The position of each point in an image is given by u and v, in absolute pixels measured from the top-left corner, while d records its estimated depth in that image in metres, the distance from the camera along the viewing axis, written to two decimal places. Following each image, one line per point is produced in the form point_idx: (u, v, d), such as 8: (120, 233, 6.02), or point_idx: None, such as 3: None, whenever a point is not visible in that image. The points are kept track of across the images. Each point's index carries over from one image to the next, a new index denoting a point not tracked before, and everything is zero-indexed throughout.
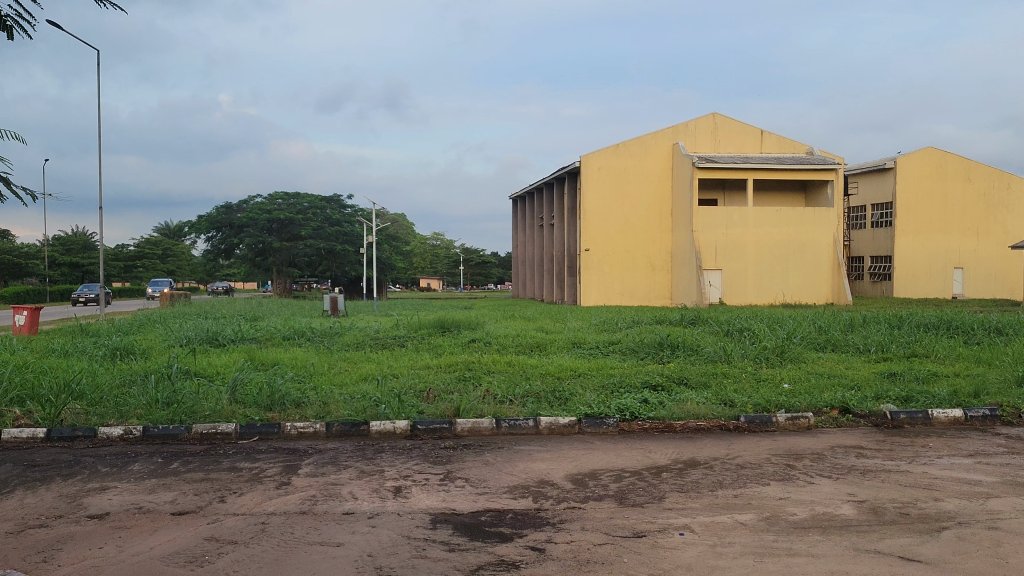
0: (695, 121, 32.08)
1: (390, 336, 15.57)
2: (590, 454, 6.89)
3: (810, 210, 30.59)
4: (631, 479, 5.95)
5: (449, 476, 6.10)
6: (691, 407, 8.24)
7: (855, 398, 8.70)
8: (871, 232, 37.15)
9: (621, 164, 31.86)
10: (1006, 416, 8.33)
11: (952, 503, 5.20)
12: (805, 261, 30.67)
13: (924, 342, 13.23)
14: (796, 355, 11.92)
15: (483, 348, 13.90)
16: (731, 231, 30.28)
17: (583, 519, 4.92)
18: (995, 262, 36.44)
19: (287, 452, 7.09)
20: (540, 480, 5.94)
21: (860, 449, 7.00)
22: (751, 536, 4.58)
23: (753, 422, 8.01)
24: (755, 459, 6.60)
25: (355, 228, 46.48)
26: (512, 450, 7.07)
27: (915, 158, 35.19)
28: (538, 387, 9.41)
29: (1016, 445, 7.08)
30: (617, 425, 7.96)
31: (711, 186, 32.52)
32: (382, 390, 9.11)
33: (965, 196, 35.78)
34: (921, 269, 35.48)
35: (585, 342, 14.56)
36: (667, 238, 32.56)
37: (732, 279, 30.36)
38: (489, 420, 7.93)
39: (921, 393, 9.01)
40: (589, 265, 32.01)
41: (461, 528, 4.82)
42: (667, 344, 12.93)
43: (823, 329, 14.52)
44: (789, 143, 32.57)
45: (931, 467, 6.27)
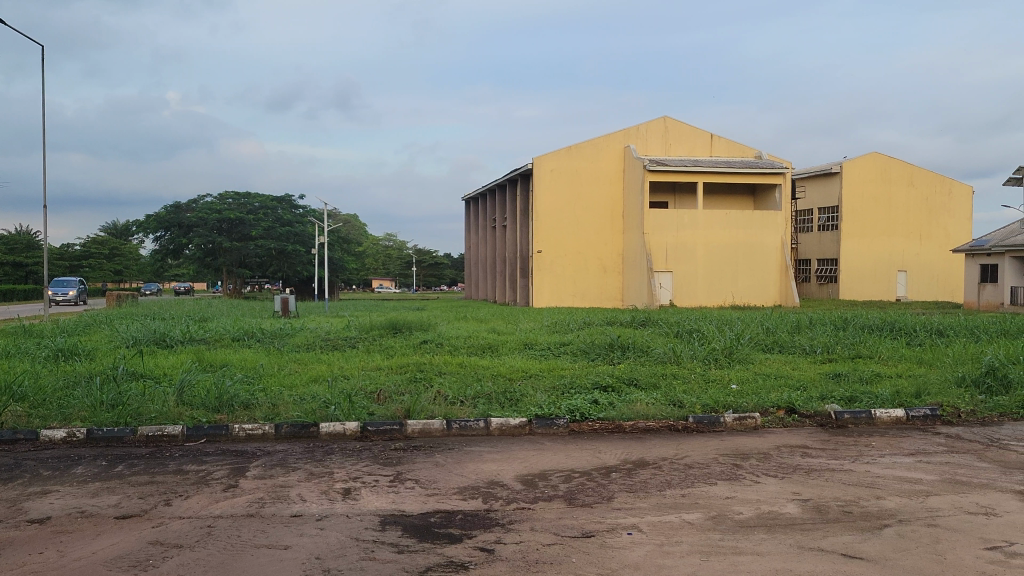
0: (647, 124, 32.36)
1: (341, 337, 15.45)
2: (540, 454, 6.91)
3: (758, 213, 30.99)
4: (580, 479, 5.99)
5: (399, 478, 6.08)
6: (641, 408, 8.32)
7: (801, 399, 8.84)
8: (818, 236, 37.72)
9: (574, 167, 31.98)
10: (946, 415, 8.54)
11: (893, 501, 5.31)
12: (754, 263, 31.07)
13: (867, 343, 13.50)
14: (743, 356, 12.08)
15: (435, 350, 13.87)
16: (681, 234, 30.55)
17: (533, 520, 4.94)
18: (937, 265, 37.26)
19: (235, 454, 7.01)
20: (491, 481, 5.95)
21: (805, 448, 7.12)
22: (699, 535, 4.64)
23: (702, 423, 8.10)
24: (702, 459, 6.68)
25: (307, 229, 46.09)
26: (463, 451, 7.07)
27: (861, 163, 35.82)
28: (489, 388, 9.42)
29: (954, 444, 7.25)
30: (567, 425, 8.01)
31: (662, 190, 32.82)
32: (333, 392, 9.06)
33: (909, 199, 36.55)
34: (866, 272, 36.10)
35: (536, 343, 14.64)
36: (618, 240, 32.79)
37: (682, 280, 30.61)
38: (440, 421, 7.91)
39: (865, 393, 9.19)
40: (541, 266, 32.08)
41: (410, 529, 4.81)
42: (618, 345, 13.03)
43: (771, 331, 14.74)
44: (738, 147, 33.00)
45: (873, 465, 6.39)
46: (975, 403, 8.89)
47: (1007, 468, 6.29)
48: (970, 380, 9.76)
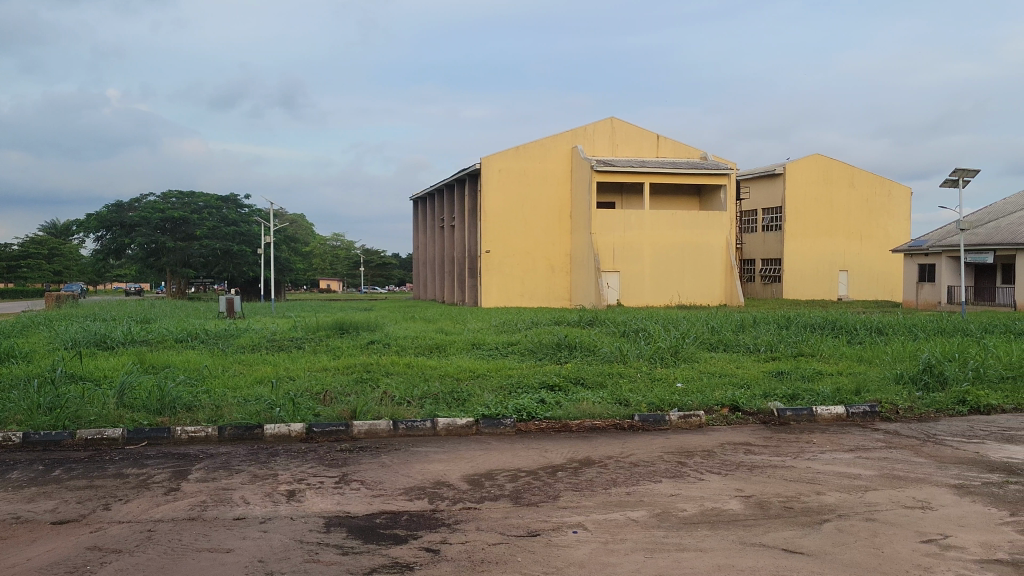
0: (594, 125, 32.54)
1: (287, 338, 15.27)
2: (487, 454, 6.91)
3: (704, 213, 31.33)
4: (527, 478, 5.99)
5: (344, 479, 6.04)
6: (587, 407, 8.36)
7: (744, 397, 8.94)
8: (762, 236, 38.24)
9: (521, 167, 32.01)
10: (885, 411, 8.71)
11: (833, 497, 5.40)
12: (699, 263, 31.42)
13: (809, 341, 13.70)
14: (688, 356, 12.19)
15: (382, 350, 13.75)
16: (628, 234, 30.75)
17: (479, 519, 4.93)
18: (877, 265, 38.02)
19: (177, 457, 6.90)
20: (437, 481, 5.93)
21: (748, 445, 7.20)
22: (642, 532, 4.67)
23: (647, 421, 8.17)
24: (647, 457, 6.73)
25: (253, 228, 45.51)
26: (410, 452, 7.04)
27: (804, 164, 36.40)
28: (436, 388, 9.38)
29: (892, 440, 7.40)
30: (514, 425, 8.01)
31: (609, 190, 33.03)
32: (278, 393, 8.95)
33: (849, 200, 37.25)
34: (809, 272, 36.64)
35: (484, 342, 14.63)
36: (566, 240, 32.93)
37: (629, 280, 30.82)
38: (386, 421, 7.87)
39: (807, 390, 9.32)
40: (490, 266, 32.07)
41: (356, 531, 4.77)
42: (566, 345, 13.07)
43: (716, 330, 14.89)
44: (683, 148, 33.35)
45: (814, 462, 6.49)
46: (913, 400, 9.07)
47: (942, 463, 6.44)
48: (908, 377, 9.97)
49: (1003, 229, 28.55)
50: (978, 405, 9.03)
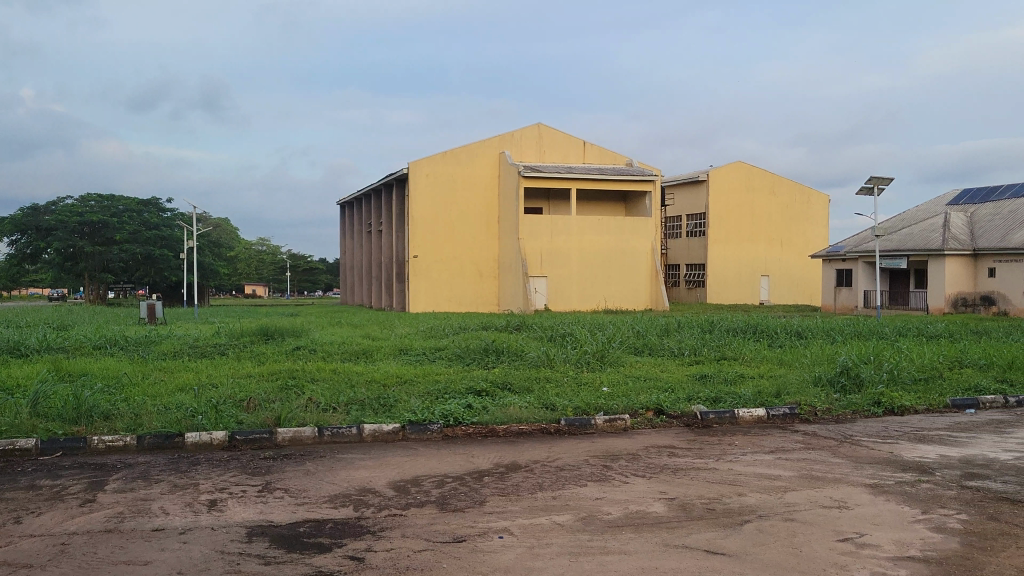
0: (521, 131, 32.69)
1: (209, 344, 15.02)
2: (413, 460, 6.87)
3: (630, 219, 31.69)
4: (453, 483, 5.98)
5: (267, 487, 5.94)
6: (514, 411, 8.38)
7: (668, 399, 9.07)
8: (687, 242, 38.83)
9: (449, 172, 31.94)
10: (804, 413, 8.93)
11: (754, 498, 5.50)
12: (625, 268, 31.77)
13: (731, 345, 13.96)
14: (614, 360, 12.31)
15: (308, 356, 13.58)
16: (555, 239, 30.91)
17: (404, 526, 4.90)
18: (797, 270, 38.89)
19: (93, 468, 6.70)
20: (362, 488, 5.87)
21: (671, 448, 7.30)
22: (568, 536, 4.69)
23: (574, 425, 8.22)
24: (573, 460, 6.78)
25: (176, 232, 44.56)
26: (336, 459, 6.96)
27: (727, 171, 37.12)
28: (362, 394, 9.30)
29: (811, 441, 7.57)
30: (441, 430, 7.99)
31: (536, 196, 33.20)
32: (199, 400, 8.78)
33: (770, 207, 38.09)
34: (732, 277, 37.31)
35: (411, 348, 14.56)
36: (494, 246, 32.98)
37: (557, 285, 30.98)
38: (311, 428, 7.77)
39: (728, 393, 9.49)
40: (418, 271, 31.89)
41: (278, 540, 4.69)
42: (493, 349, 13.10)
43: (641, 334, 15.06)
44: (610, 154, 33.72)
45: (736, 463, 6.61)
46: (830, 401, 9.31)
47: (858, 463, 6.61)
48: (826, 379, 10.22)
49: (916, 235, 29.49)
50: (892, 406, 9.31)
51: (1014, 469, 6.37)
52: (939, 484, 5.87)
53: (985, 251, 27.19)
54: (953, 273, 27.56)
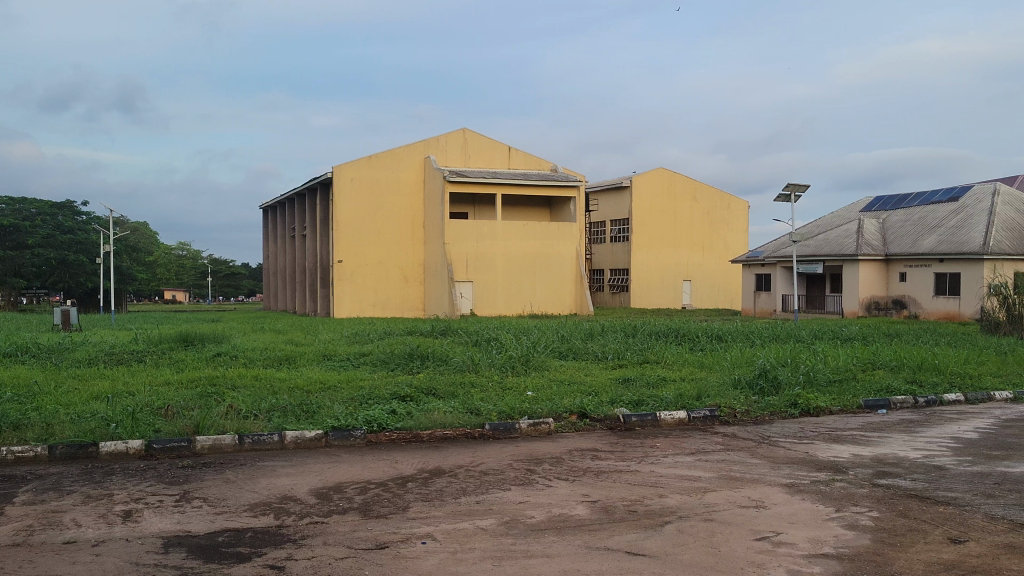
0: (446, 136, 32.66)
1: (126, 350, 14.65)
2: (336, 467, 6.78)
3: (554, 225, 31.89)
4: (376, 490, 5.94)
5: (185, 497, 5.80)
6: (439, 416, 8.35)
7: (592, 403, 9.13)
8: (611, 247, 39.23)
9: (374, 177, 31.71)
10: (723, 415, 9.08)
11: (675, 499, 5.58)
12: (550, 272, 31.95)
13: (654, 349, 14.14)
14: (539, 364, 12.37)
15: (229, 362, 13.34)
16: (481, 244, 30.93)
17: (326, 534, 4.84)
18: (718, 275, 39.60)
19: (2, 480, 6.47)
20: (283, 496, 5.78)
21: (595, 451, 7.35)
22: (491, 540, 4.69)
23: (497, 429, 8.22)
24: (497, 465, 6.78)
25: (92, 236, 43.32)
26: (256, 466, 6.85)
27: (649, 177, 37.63)
28: (284, 401, 9.17)
29: (730, 443, 7.70)
30: (364, 436, 7.92)
31: (461, 201, 33.19)
32: (114, 408, 8.54)
33: (692, 212, 38.73)
34: (655, 281, 37.80)
35: (335, 353, 14.41)
36: (419, 251, 32.86)
37: (482, 290, 30.98)
38: (231, 436, 7.63)
39: (651, 396, 9.61)
40: (342, 276, 31.55)
41: (196, 550, 4.60)
42: (418, 354, 13.03)
43: (566, 339, 15.17)
44: (534, 160, 33.91)
45: (657, 466, 6.69)
46: (749, 404, 9.50)
47: (775, 463, 6.76)
48: (745, 382, 10.41)
49: (831, 240, 30.29)
50: (809, 407, 9.53)
51: (923, 467, 6.58)
52: (852, 483, 6.03)
53: (896, 256, 28.04)
54: (866, 278, 28.38)
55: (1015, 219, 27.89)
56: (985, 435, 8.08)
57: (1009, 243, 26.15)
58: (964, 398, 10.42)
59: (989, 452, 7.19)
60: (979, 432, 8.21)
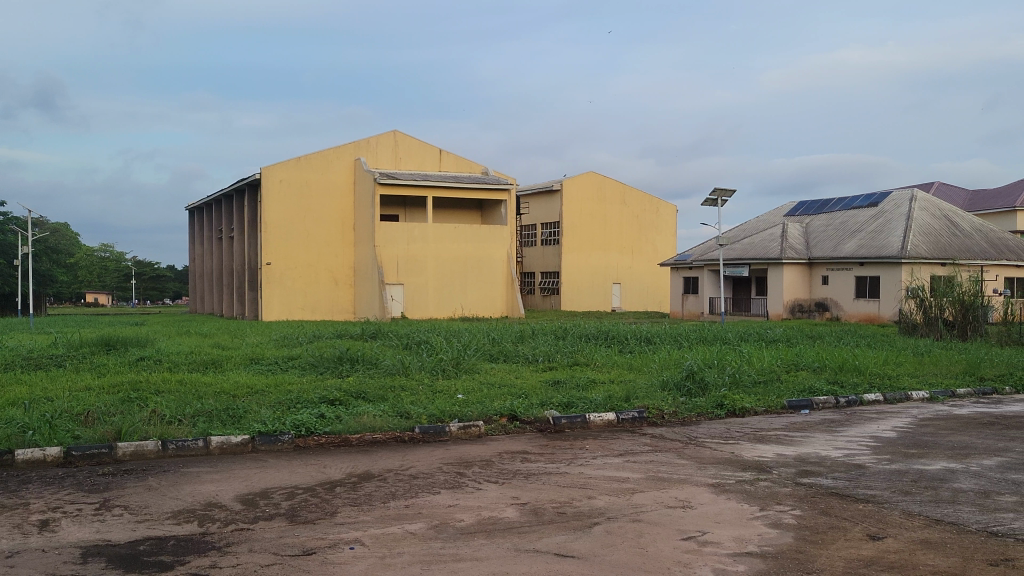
0: (377, 137, 32.45)
1: (45, 355, 14.22)
2: (262, 472, 6.67)
3: (485, 227, 31.93)
4: (304, 495, 5.85)
5: (105, 505, 5.66)
6: (368, 420, 8.27)
7: (522, 406, 9.14)
8: (541, 250, 39.40)
9: (303, 179, 31.35)
10: (652, 417, 9.20)
11: (603, 500, 5.62)
12: (481, 275, 31.98)
13: (584, 351, 14.25)
14: (469, 366, 12.36)
15: (153, 367, 13.05)
16: (412, 247, 30.77)
17: (252, 541, 4.76)
18: (647, 277, 40.03)
19: None
20: (208, 503, 5.68)
21: (525, 453, 7.37)
22: (419, 544, 4.67)
23: (427, 433, 8.20)
24: (427, 468, 6.75)
25: (8, 237, 41.96)
26: (179, 473, 6.71)
27: (579, 181, 37.93)
28: (209, 406, 9.00)
29: (658, 443, 7.81)
30: (292, 441, 7.82)
31: (392, 203, 33.02)
32: (32, 415, 8.27)
33: (621, 216, 39.13)
34: (585, 284, 38.06)
35: (263, 357, 14.18)
36: (349, 253, 32.58)
37: (413, 293, 30.83)
38: (154, 442, 7.46)
39: (580, 398, 9.66)
40: (271, 279, 31.06)
41: (116, 560, 4.48)
42: (347, 358, 12.91)
43: (497, 341, 15.19)
44: (465, 162, 33.91)
45: (586, 467, 6.73)
46: (677, 405, 9.62)
47: (701, 463, 6.86)
48: (672, 384, 10.55)
49: (756, 244, 30.87)
50: (734, 408, 9.69)
51: (844, 466, 6.74)
52: (777, 482, 6.15)
53: (819, 259, 28.68)
54: (790, 281, 28.98)
55: (931, 224, 28.79)
56: (902, 434, 8.31)
57: (926, 248, 26.98)
58: (883, 398, 10.72)
59: (906, 450, 7.40)
60: (898, 432, 8.45)
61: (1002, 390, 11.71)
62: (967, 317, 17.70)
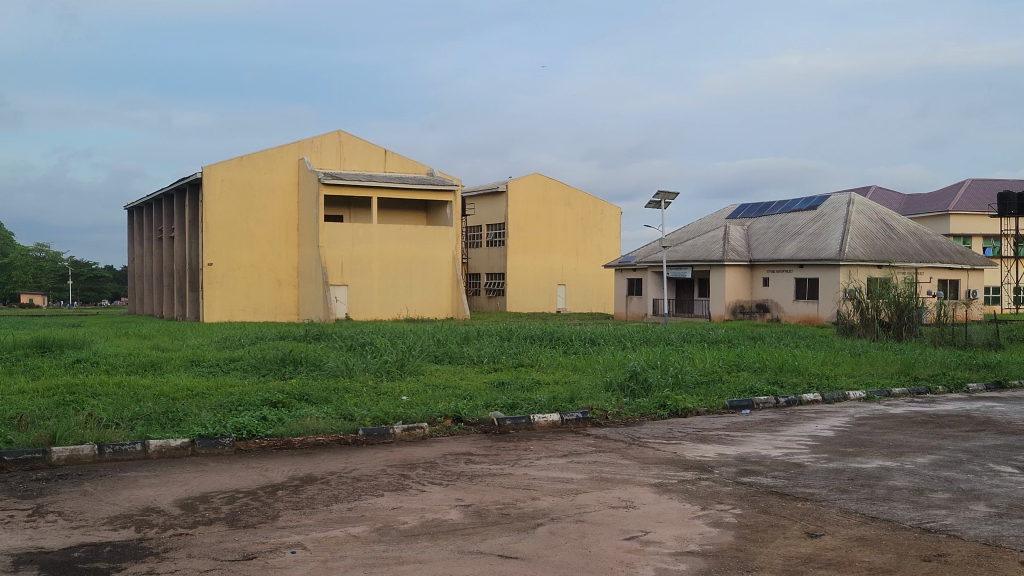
0: (320, 137, 32.18)
1: None
2: (203, 476, 6.58)
3: (431, 228, 31.88)
4: (244, 499, 5.78)
5: (38, 511, 5.52)
6: (310, 422, 8.18)
7: (466, 407, 9.14)
8: (487, 251, 39.43)
9: (245, 179, 30.96)
10: (596, 417, 9.25)
11: (547, 501, 5.64)
12: (426, 276, 31.89)
13: (528, 352, 14.28)
14: (414, 368, 12.31)
15: (89, 369, 12.77)
16: (356, 247, 30.58)
17: (191, 546, 4.68)
18: (592, 279, 40.25)
19: None
20: (146, 507, 5.57)
21: (468, 455, 7.35)
22: (362, 547, 4.63)
23: (371, 435, 8.15)
24: (370, 471, 6.70)
25: None
26: (116, 478, 6.57)
27: (525, 183, 38.06)
28: (147, 409, 8.83)
29: (601, 444, 7.84)
30: (233, 444, 7.71)
31: (336, 203, 32.76)
32: None
33: (566, 218, 39.33)
34: (530, 285, 38.14)
35: (203, 359, 14.00)
36: (293, 254, 32.23)
37: (358, 294, 30.62)
38: (90, 446, 7.30)
39: (525, 399, 9.67)
40: (212, 280, 30.60)
41: (48, 567, 4.37)
42: (290, 359, 12.79)
43: (441, 342, 15.14)
44: (410, 163, 33.79)
45: (529, 468, 6.75)
46: (620, 405, 9.68)
47: (643, 463, 6.92)
48: (617, 384, 10.63)
49: (699, 246, 31.23)
50: (677, 408, 9.79)
51: (783, 465, 6.84)
52: (717, 481, 6.23)
53: (760, 261, 29.10)
54: (732, 282, 29.36)
55: (868, 227, 29.40)
56: (840, 433, 8.46)
57: (863, 251, 27.53)
58: (821, 398, 10.91)
59: (843, 450, 7.52)
60: (835, 431, 8.61)
61: (935, 389, 12.00)
62: (902, 319, 18.13)
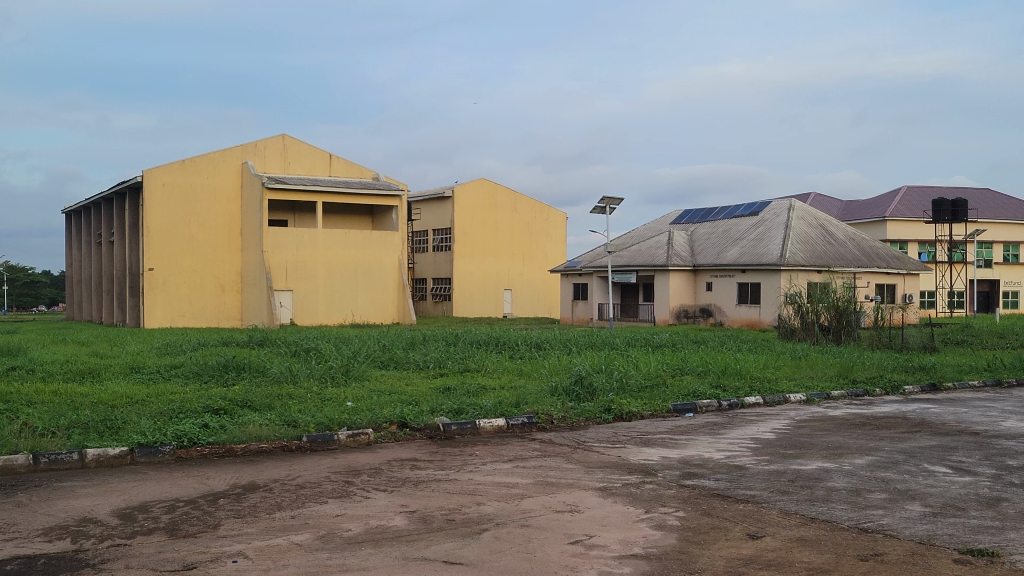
0: (264, 141, 31.85)
1: None
2: (143, 485, 6.46)
3: (376, 233, 31.71)
4: (185, 508, 5.68)
5: None
6: (254, 430, 8.08)
7: (412, 412, 9.09)
8: (433, 256, 39.35)
9: (188, 182, 30.53)
10: (541, 422, 9.26)
11: (492, 506, 5.63)
12: (372, 281, 31.70)
13: (473, 357, 14.25)
14: (359, 374, 12.23)
15: (25, 377, 12.48)
16: (301, 252, 30.31)
17: (129, 556, 4.59)
18: (538, 284, 40.31)
19: None
20: (83, 518, 5.45)
21: (414, 461, 7.32)
22: (305, 556, 4.58)
23: (315, 441, 8.07)
24: (314, 477, 6.64)
25: None
26: (52, 488, 6.40)
27: (470, 188, 38.09)
28: (85, 417, 8.64)
29: (547, 448, 7.87)
30: (173, 452, 7.59)
31: (281, 208, 32.41)
32: None
33: (512, 223, 39.41)
34: (477, 290, 38.11)
35: (144, 365, 13.75)
36: (236, 259, 31.81)
37: (303, 298, 30.32)
38: (24, 455, 7.12)
39: (471, 404, 9.66)
40: (153, 285, 30.09)
41: None
42: (233, 366, 12.62)
43: (386, 348, 15.07)
44: (355, 167, 33.58)
45: (475, 473, 6.73)
46: (565, 410, 9.72)
47: (588, 467, 6.95)
48: (562, 389, 10.65)
49: (644, 250, 31.49)
50: (622, 413, 9.85)
51: (725, 467, 6.93)
52: (661, 484, 6.28)
53: (703, 266, 29.44)
54: (676, 287, 29.66)
55: (808, 233, 29.91)
56: (780, 435, 8.60)
57: (803, 255, 28.01)
58: (763, 401, 11.07)
59: (784, 451, 7.65)
60: (776, 433, 8.76)
61: (873, 391, 12.25)
62: (841, 322, 18.50)
